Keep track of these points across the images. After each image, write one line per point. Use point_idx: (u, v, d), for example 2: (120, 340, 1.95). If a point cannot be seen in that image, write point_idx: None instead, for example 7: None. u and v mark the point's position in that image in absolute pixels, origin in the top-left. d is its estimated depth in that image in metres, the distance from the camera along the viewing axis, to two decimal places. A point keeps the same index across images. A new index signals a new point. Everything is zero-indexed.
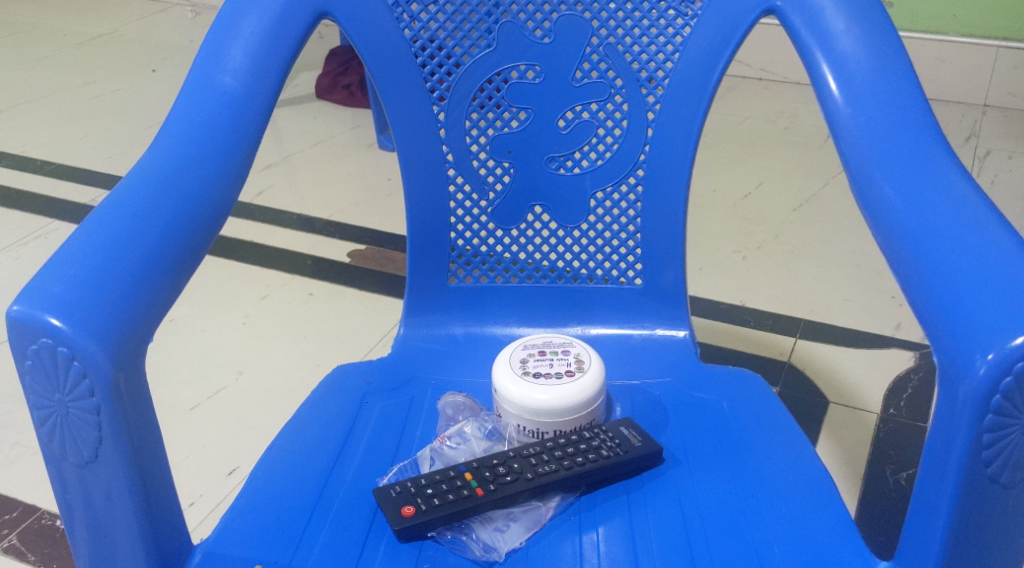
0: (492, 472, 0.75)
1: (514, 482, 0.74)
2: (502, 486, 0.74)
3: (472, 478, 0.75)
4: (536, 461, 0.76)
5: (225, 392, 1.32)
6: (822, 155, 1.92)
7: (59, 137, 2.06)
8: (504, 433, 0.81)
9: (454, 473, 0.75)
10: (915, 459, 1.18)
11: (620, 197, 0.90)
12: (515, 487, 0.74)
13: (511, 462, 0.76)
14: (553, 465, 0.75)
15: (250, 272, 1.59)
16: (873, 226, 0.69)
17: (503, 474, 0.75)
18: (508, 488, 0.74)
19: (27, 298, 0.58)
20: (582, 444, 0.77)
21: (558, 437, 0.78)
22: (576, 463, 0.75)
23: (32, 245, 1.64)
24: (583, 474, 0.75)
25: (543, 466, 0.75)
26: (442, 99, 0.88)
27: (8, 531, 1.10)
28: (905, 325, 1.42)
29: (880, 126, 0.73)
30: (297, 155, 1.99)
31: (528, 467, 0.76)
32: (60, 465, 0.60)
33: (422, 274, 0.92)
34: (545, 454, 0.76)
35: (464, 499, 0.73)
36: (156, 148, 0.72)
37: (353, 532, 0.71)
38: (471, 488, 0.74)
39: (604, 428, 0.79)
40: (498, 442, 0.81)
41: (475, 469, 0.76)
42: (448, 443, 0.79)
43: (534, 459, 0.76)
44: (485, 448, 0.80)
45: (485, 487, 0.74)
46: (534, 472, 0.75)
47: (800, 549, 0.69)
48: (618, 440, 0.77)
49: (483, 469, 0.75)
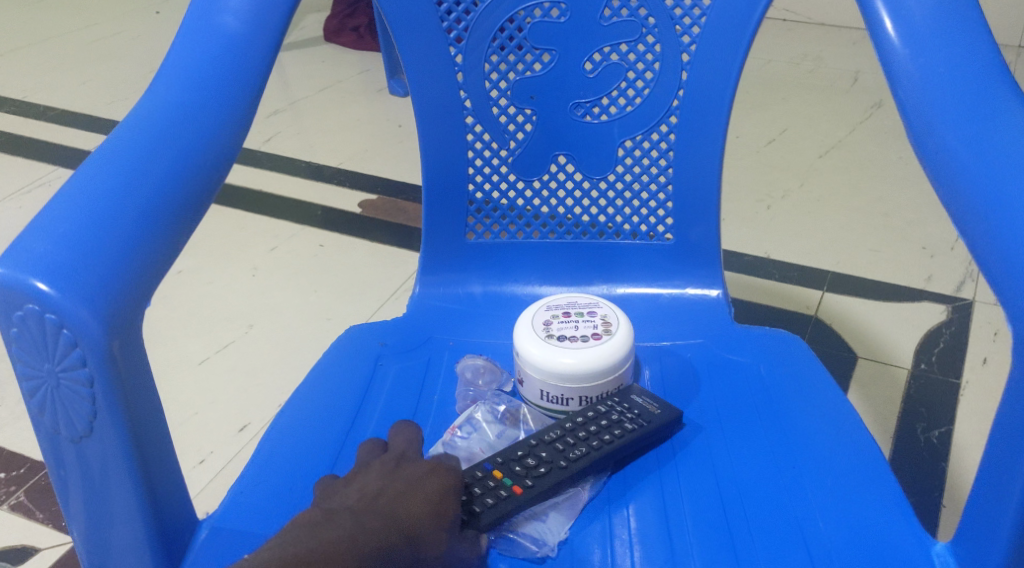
0: (522, 466, 0.70)
1: (549, 473, 0.70)
2: (537, 480, 0.69)
3: (503, 476, 0.70)
4: (564, 446, 0.71)
5: (234, 345, 1.28)
6: (847, 99, 1.85)
7: (61, 81, 2.00)
8: (516, 412, 0.78)
9: (482, 473, 0.70)
10: (948, 417, 1.14)
11: (651, 145, 0.84)
12: (552, 480, 0.69)
13: (539, 452, 0.71)
14: (582, 448, 0.71)
15: (258, 223, 1.54)
16: (936, 179, 0.64)
17: (534, 466, 0.70)
18: (546, 481, 0.69)
19: (12, 258, 0.53)
20: (604, 419, 0.73)
21: (570, 418, 0.73)
22: (607, 442, 0.71)
23: (34, 194, 1.59)
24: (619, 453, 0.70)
25: (573, 451, 0.71)
26: (460, 40, 0.82)
27: (14, 489, 1.07)
28: (937, 277, 1.36)
29: (943, 67, 0.67)
30: (305, 101, 1.93)
31: (559, 454, 0.71)
32: (54, 440, 0.55)
33: (438, 229, 0.88)
34: (568, 437, 0.72)
35: (506, 501, 0.68)
36: (151, 94, 0.67)
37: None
38: (507, 487, 0.69)
39: (617, 398, 0.75)
40: (511, 427, 0.77)
41: (503, 464, 0.70)
42: (460, 434, 0.74)
43: (563, 444, 0.71)
44: (499, 433, 0.76)
45: (520, 484, 0.69)
46: (567, 458, 0.70)
47: (846, 523, 0.65)
48: (636, 410, 0.73)
49: (511, 464, 0.70)
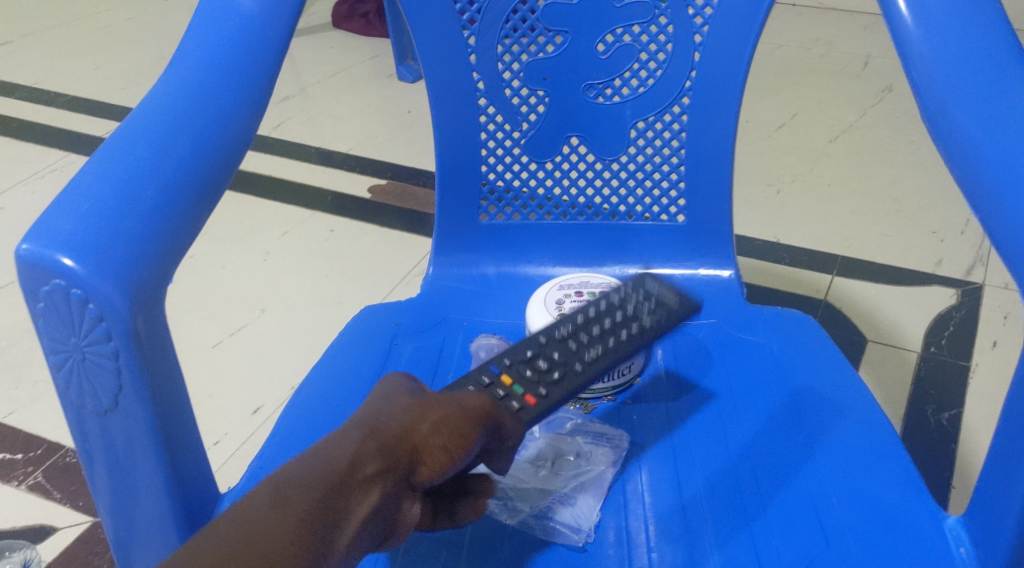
0: (534, 371, 0.70)
1: (565, 378, 0.70)
2: (553, 385, 0.70)
3: (512, 383, 0.70)
4: (577, 347, 0.71)
5: (247, 329, 1.29)
6: (858, 83, 1.85)
7: (73, 67, 2.01)
8: None
9: (491, 380, 0.70)
10: (958, 399, 1.14)
11: (663, 126, 0.85)
12: (569, 385, 0.70)
13: (552, 355, 0.71)
14: (597, 349, 0.71)
15: (270, 208, 1.55)
16: (949, 159, 0.64)
17: (548, 371, 0.70)
18: (563, 388, 0.70)
19: (38, 236, 0.54)
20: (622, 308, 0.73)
21: (581, 314, 0.73)
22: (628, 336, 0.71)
23: (48, 180, 1.60)
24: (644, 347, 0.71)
25: (587, 353, 0.71)
26: (473, 22, 0.82)
27: (32, 469, 1.08)
28: (947, 261, 1.37)
29: (956, 47, 0.67)
30: (315, 87, 1.94)
31: (573, 357, 0.71)
32: (80, 414, 0.56)
33: (452, 211, 0.88)
34: (581, 335, 0.72)
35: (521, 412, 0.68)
36: (170, 75, 0.68)
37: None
38: (520, 396, 0.69)
39: (628, 284, 0.73)
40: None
41: (513, 371, 0.70)
42: None
43: (577, 342, 0.72)
44: None
45: (535, 393, 0.69)
46: (583, 361, 0.71)
47: (859, 499, 0.66)
48: (652, 297, 0.72)
49: (521, 368, 0.70)
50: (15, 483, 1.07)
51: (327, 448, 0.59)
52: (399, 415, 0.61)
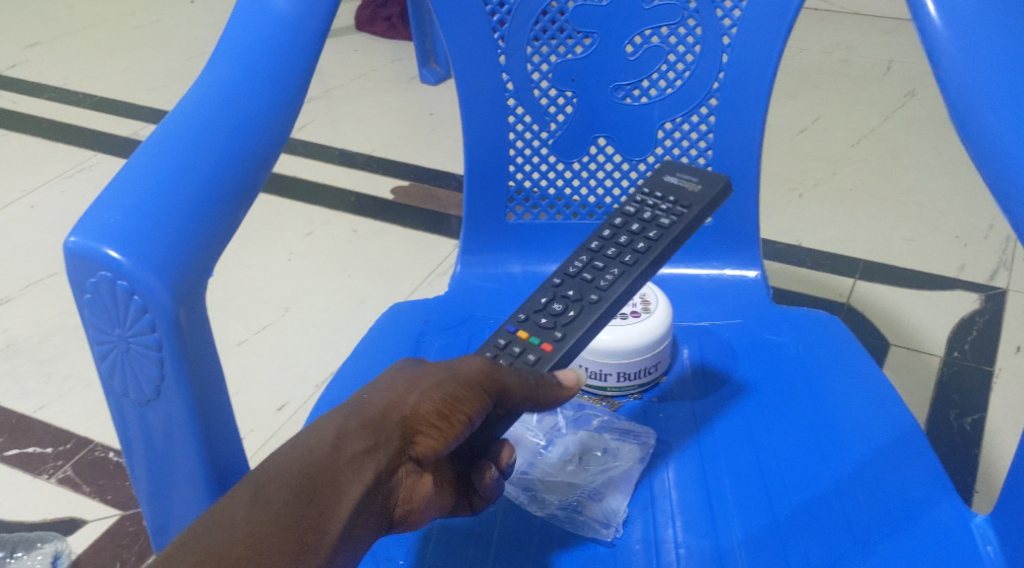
0: (549, 318, 0.71)
1: (583, 312, 0.71)
2: (571, 320, 0.71)
3: (528, 336, 0.70)
4: (593, 275, 0.73)
5: (272, 327, 1.30)
6: (880, 88, 1.85)
7: (101, 69, 2.03)
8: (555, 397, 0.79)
9: (506, 342, 0.70)
10: (982, 403, 1.14)
11: (691, 127, 0.85)
12: (588, 312, 0.71)
13: (568, 293, 0.73)
14: (613, 271, 0.73)
15: (294, 208, 1.56)
16: (975, 158, 0.65)
17: (563, 312, 0.71)
18: (582, 318, 0.70)
19: (84, 229, 0.55)
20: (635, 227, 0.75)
21: (591, 248, 0.75)
22: (641, 251, 0.73)
23: (76, 179, 1.62)
24: (657, 258, 0.73)
25: (603, 277, 0.72)
26: (502, 24, 0.84)
27: (62, 462, 1.10)
28: (970, 266, 1.37)
29: (985, 48, 0.68)
30: (338, 89, 1.95)
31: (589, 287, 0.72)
32: (121, 403, 0.58)
33: (479, 211, 0.89)
34: (596, 265, 0.74)
35: (540, 357, 0.68)
36: (208, 73, 0.69)
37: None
38: (537, 346, 0.69)
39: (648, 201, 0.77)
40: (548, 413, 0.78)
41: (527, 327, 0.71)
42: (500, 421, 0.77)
43: (591, 274, 0.73)
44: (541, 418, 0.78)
45: (550, 337, 0.70)
46: (598, 288, 0.72)
47: (885, 497, 0.67)
48: (676, 199, 0.76)
49: (535, 320, 0.71)
50: (45, 476, 1.09)
51: (309, 432, 0.60)
52: (384, 392, 0.62)
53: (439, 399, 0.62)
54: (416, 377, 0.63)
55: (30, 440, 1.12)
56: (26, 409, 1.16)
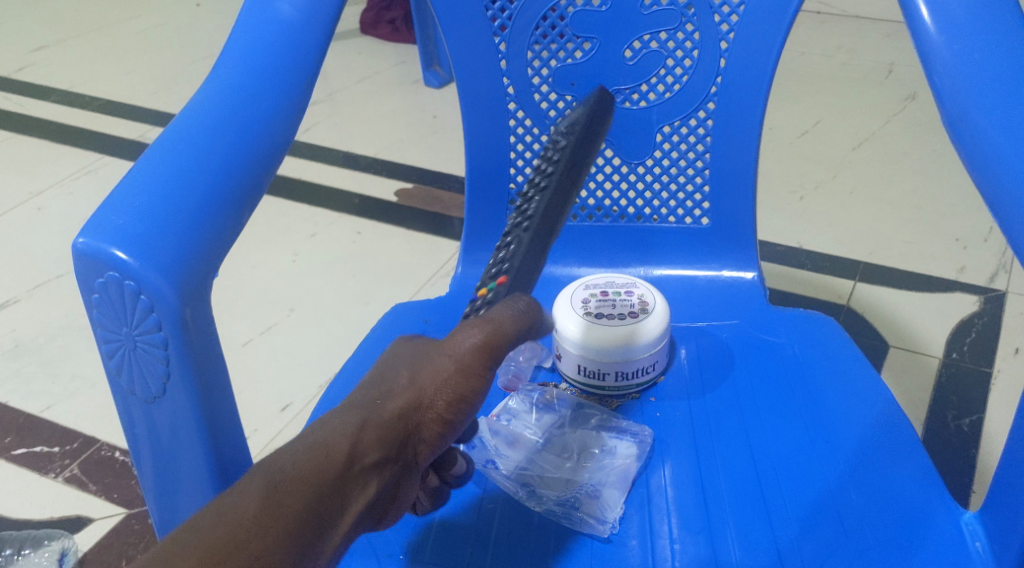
0: (493, 265, 0.74)
1: (517, 239, 0.73)
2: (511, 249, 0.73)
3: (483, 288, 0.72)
4: (519, 214, 0.75)
5: (276, 328, 1.32)
6: (881, 91, 1.86)
7: (107, 72, 2.05)
8: (553, 395, 0.80)
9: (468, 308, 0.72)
10: (979, 405, 1.15)
11: (689, 130, 0.87)
12: (525, 238, 0.73)
13: (504, 238, 0.75)
14: (535, 197, 0.75)
15: (299, 210, 1.57)
16: (970, 164, 0.66)
17: (501, 254, 0.74)
18: (521, 246, 0.72)
19: (93, 230, 0.57)
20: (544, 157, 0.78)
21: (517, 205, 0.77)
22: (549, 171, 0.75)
23: (82, 181, 1.63)
24: (564, 166, 0.75)
25: (528, 207, 0.75)
26: (503, 29, 0.85)
27: (69, 462, 1.11)
28: (969, 268, 1.38)
29: (978, 53, 0.69)
30: (342, 92, 1.97)
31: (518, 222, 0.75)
32: (128, 399, 0.59)
33: (480, 212, 0.91)
34: (522, 207, 0.76)
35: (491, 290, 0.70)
36: (215, 76, 0.70)
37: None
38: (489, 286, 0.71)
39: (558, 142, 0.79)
40: (546, 411, 0.79)
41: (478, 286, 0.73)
42: (499, 420, 0.78)
43: (518, 212, 0.75)
44: (539, 416, 0.79)
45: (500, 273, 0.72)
46: (524, 216, 0.74)
47: (877, 495, 0.68)
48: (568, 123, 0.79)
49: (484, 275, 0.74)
50: (51, 475, 1.10)
51: (324, 432, 0.62)
52: (400, 395, 0.63)
53: (443, 404, 0.63)
54: (424, 376, 0.64)
55: (37, 439, 1.14)
56: (33, 408, 1.17)
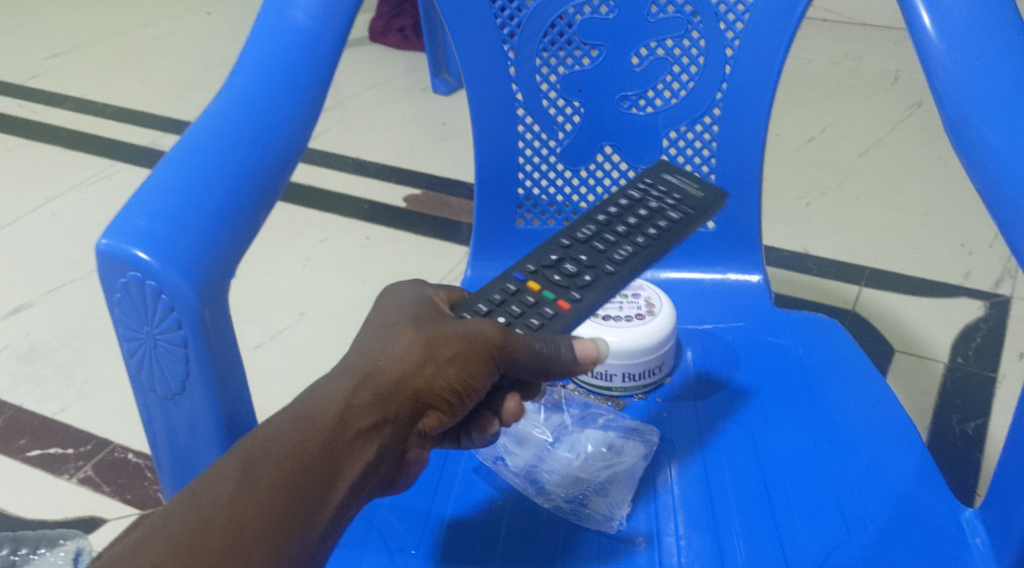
0: (562, 276, 0.75)
1: (596, 279, 0.75)
2: (582, 288, 0.74)
3: (541, 291, 0.74)
4: (608, 250, 0.77)
5: (286, 332, 1.33)
6: (887, 98, 1.87)
7: (120, 79, 2.07)
8: (561, 398, 0.82)
9: (517, 287, 0.74)
10: (984, 409, 1.17)
11: (694, 136, 0.88)
12: (604, 282, 0.75)
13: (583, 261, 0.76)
14: (628, 248, 0.76)
15: (309, 216, 1.59)
16: (972, 169, 0.67)
17: (576, 274, 0.75)
18: (595, 285, 0.74)
19: (116, 232, 0.59)
20: (642, 213, 0.79)
21: (598, 217, 0.79)
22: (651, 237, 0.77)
23: (96, 187, 1.65)
24: (666, 246, 0.77)
25: (618, 253, 0.76)
26: (512, 36, 0.86)
27: (83, 463, 1.13)
28: (975, 274, 1.39)
29: (979, 60, 0.70)
30: (352, 99, 1.99)
31: (601, 258, 0.76)
32: (148, 395, 0.61)
33: (489, 216, 0.92)
34: (609, 238, 0.77)
35: (550, 315, 0.72)
36: (233, 83, 0.72)
37: (421, 494, 0.72)
38: (552, 302, 0.73)
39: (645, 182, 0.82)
40: (555, 411, 0.81)
41: (538, 278, 0.75)
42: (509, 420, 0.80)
43: (604, 246, 0.77)
44: (548, 416, 0.80)
45: (565, 296, 0.74)
46: (612, 262, 0.76)
47: (880, 494, 0.69)
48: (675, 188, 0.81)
49: (549, 275, 0.75)
50: (66, 476, 1.12)
51: (314, 399, 0.61)
52: (401, 358, 0.63)
53: (454, 375, 0.64)
54: (433, 344, 0.64)
55: (52, 441, 1.15)
56: (48, 411, 1.19)
